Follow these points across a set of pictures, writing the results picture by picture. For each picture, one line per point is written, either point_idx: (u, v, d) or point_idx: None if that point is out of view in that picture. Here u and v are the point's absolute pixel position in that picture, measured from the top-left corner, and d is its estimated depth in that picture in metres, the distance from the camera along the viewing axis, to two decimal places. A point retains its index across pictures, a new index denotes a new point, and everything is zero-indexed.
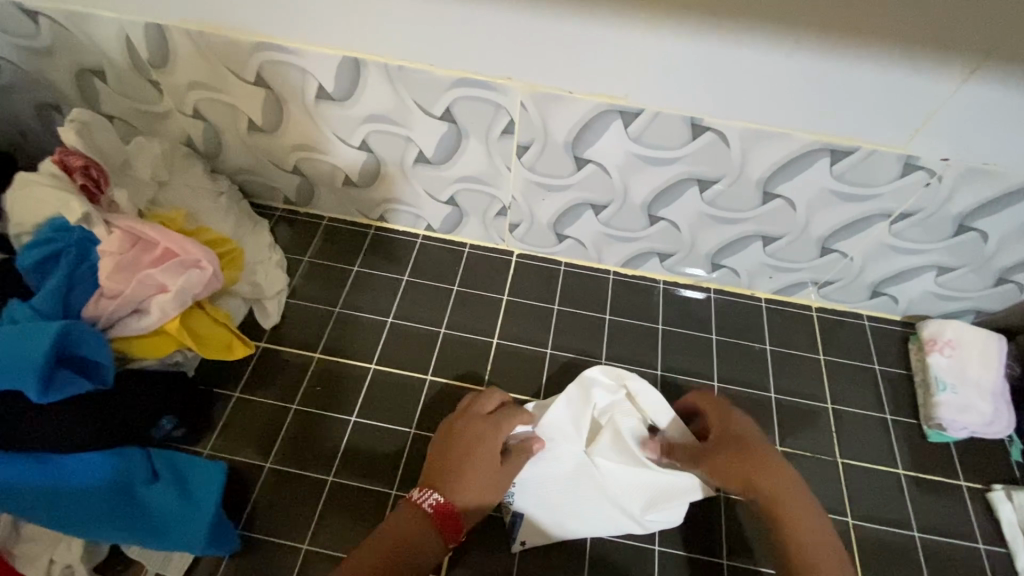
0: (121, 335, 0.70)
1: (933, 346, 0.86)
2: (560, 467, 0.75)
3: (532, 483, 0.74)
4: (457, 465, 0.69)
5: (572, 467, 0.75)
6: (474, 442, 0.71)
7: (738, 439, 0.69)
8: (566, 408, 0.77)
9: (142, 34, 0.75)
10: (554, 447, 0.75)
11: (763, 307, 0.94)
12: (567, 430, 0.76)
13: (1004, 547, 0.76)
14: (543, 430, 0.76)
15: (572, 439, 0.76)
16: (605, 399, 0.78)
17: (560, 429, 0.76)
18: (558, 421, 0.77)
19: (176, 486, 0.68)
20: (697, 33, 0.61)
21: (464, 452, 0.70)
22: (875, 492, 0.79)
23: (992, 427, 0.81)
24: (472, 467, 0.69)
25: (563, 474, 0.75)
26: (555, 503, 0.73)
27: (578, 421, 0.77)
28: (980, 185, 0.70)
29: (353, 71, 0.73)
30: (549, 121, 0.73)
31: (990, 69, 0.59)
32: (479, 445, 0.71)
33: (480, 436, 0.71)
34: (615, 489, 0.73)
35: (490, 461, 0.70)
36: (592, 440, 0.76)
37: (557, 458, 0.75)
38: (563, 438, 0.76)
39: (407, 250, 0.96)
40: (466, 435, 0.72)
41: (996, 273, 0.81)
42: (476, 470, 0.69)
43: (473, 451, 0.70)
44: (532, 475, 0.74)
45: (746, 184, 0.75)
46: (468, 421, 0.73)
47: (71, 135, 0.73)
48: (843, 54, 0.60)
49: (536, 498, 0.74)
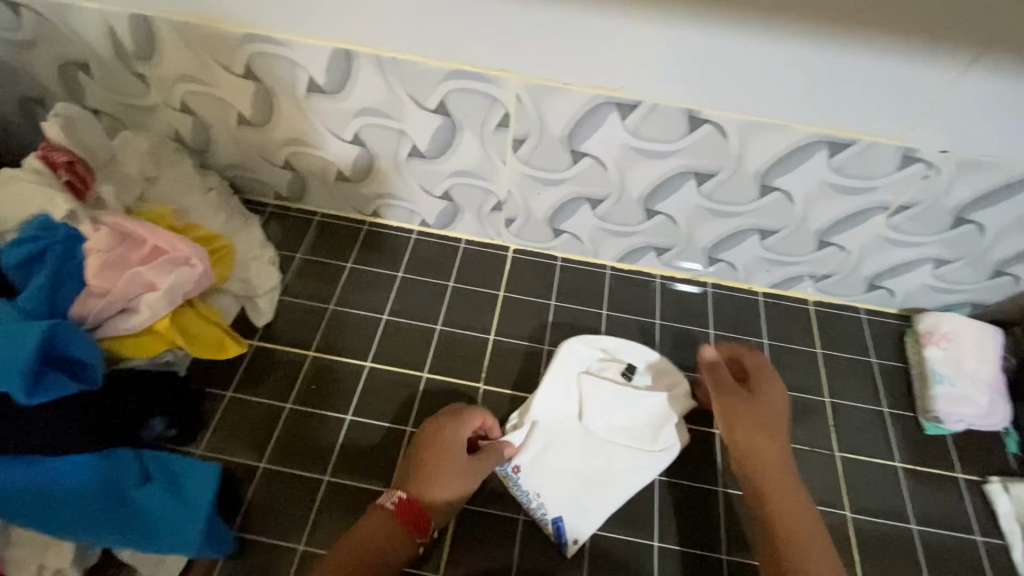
0: (109, 335, 0.68)
1: (929, 338, 0.86)
2: (564, 448, 0.76)
3: (546, 483, 0.74)
4: (423, 468, 0.68)
5: (576, 445, 0.77)
6: (438, 442, 0.69)
7: (775, 417, 0.71)
8: (555, 392, 0.78)
9: (126, 25, 0.73)
10: (552, 433, 0.77)
11: (760, 301, 0.93)
12: (557, 408, 0.78)
13: (1001, 539, 0.76)
14: (538, 419, 0.77)
15: (564, 414, 0.78)
16: (583, 365, 0.81)
17: (554, 414, 0.78)
18: (550, 407, 0.78)
19: (169, 488, 0.67)
20: (694, 23, 0.61)
21: (429, 454, 0.69)
22: (873, 485, 0.79)
23: (988, 419, 0.81)
24: (437, 469, 0.68)
25: (571, 457, 0.76)
26: (573, 491, 0.74)
27: (565, 388, 0.79)
28: (978, 177, 0.70)
29: (344, 63, 0.71)
30: (546, 114, 0.72)
31: (990, 60, 0.58)
32: (445, 446, 0.69)
33: (445, 436, 0.70)
34: (619, 451, 0.76)
35: (455, 465, 0.68)
36: (583, 408, 0.78)
37: (559, 443, 0.77)
38: (556, 418, 0.78)
39: (402, 246, 0.95)
40: (428, 445, 0.69)
41: (992, 266, 0.81)
42: (443, 470, 0.68)
43: (438, 452, 0.69)
44: (544, 475, 0.75)
45: (744, 177, 0.75)
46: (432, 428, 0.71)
47: (54, 128, 0.72)
48: (842, 44, 0.59)
49: (554, 494, 0.74)
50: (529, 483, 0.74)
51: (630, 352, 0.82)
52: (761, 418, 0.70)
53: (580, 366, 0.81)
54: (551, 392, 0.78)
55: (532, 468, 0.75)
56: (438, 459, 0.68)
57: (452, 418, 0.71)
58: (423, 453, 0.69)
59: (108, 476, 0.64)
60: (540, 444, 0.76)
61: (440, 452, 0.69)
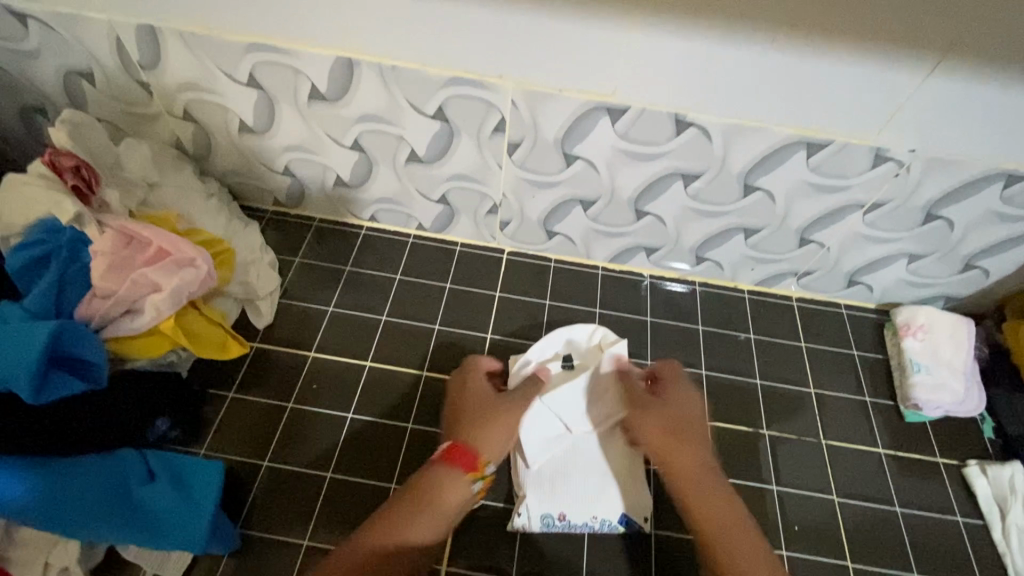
0: (113, 335, 0.69)
1: (906, 330, 0.91)
2: (574, 458, 0.77)
3: (588, 502, 0.74)
4: (469, 417, 0.71)
5: (582, 453, 0.78)
6: (468, 394, 0.75)
7: (690, 413, 0.71)
8: (535, 427, 0.78)
9: (133, 36, 0.75)
10: (555, 453, 0.77)
11: (746, 299, 0.97)
12: (541, 431, 0.78)
13: (980, 519, 0.80)
14: (533, 453, 0.76)
15: (548, 430, 0.78)
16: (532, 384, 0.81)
17: (543, 442, 0.77)
18: (537, 440, 0.77)
19: (173, 486, 0.67)
20: (680, 32, 0.65)
21: (460, 400, 0.75)
22: (858, 471, 0.83)
23: (964, 404, 0.86)
24: (478, 415, 0.71)
25: (587, 460, 0.77)
26: (615, 490, 0.75)
27: (532, 405, 0.78)
28: (945, 175, 0.75)
29: (346, 71, 0.74)
30: (540, 119, 0.75)
31: (951, 65, 0.63)
32: (474, 385, 0.76)
33: (471, 386, 0.76)
34: (612, 430, 0.79)
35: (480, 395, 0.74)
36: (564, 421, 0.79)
37: (564, 457, 0.77)
38: (546, 437, 0.77)
39: (398, 251, 0.97)
40: (456, 397, 0.75)
41: (962, 260, 0.86)
42: (487, 412, 0.71)
43: (474, 399, 0.74)
44: (582, 496, 0.75)
45: (729, 177, 0.78)
46: (458, 383, 0.77)
47: (61, 134, 0.74)
48: (816, 51, 0.64)
49: (601, 503, 0.74)
50: (580, 511, 0.74)
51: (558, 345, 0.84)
52: (665, 427, 0.69)
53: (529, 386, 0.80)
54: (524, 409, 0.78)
55: (567, 495, 0.74)
56: (478, 405, 0.72)
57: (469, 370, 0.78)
58: (457, 401, 0.75)
59: (111, 474, 0.65)
60: (556, 470, 0.76)
61: (466, 393, 0.75)
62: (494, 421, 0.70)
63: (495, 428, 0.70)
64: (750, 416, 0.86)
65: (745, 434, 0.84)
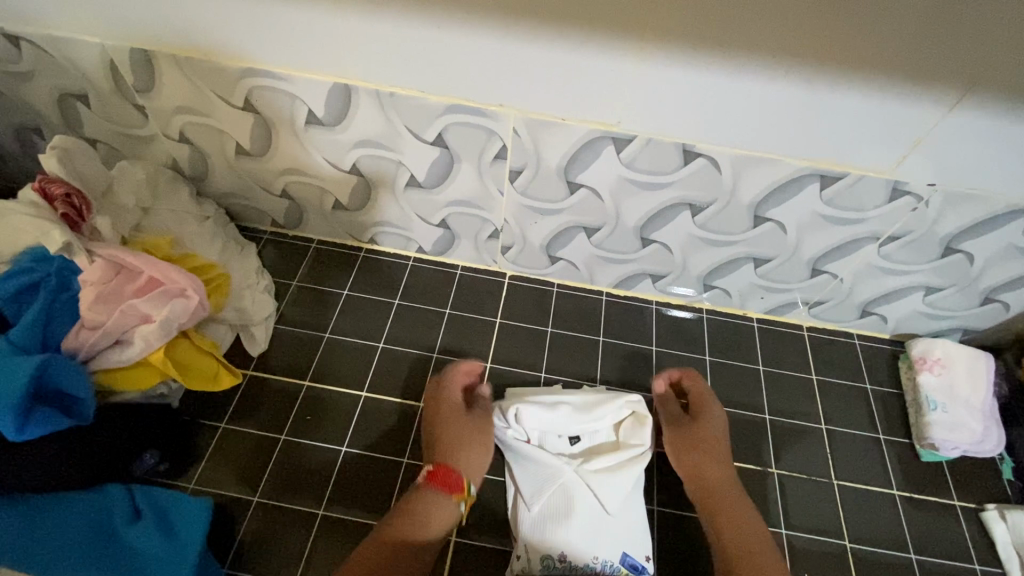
0: (101, 367, 0.67)
1: (922, 364, 0.87)
2: (578, 492, 0.71)
3: (590, 540, 0.69)
4: (440, 427, 0.75)
5: (581, 494, 0.71)
6: (430, 397, 0.79)
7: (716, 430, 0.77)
8: (531, 473, 0.74)
9: (126, 59, 0.73)
10: (549, 489, 0.72)
11: (755, 327, 0.94)
12: (536, 473, 0.73)
13: (1000, 567, 0.76)
14: (528, 490, 0.72)
15: (541, 466, 0.73)
16: (531, 436, 0.75)
17: (538, 480, 0.73)
18: (531, 480, 0.73)
19: (159, 527, 0.65)
20: (688, 63, 0.62)
21: (439, 425, 0.75)
22: (871, 514, 0.79)
23: (983, 444, 0.82)
24: (434, 424, 0.76)
25: (586, 495, 0.71)
26: (614, 533, 0.70)
27: (526, 451, 0.74)
28: (965, 209, 0.71)
29: (344, 97, 0.72)
30: (543, 148, 0.73)
31: (975, 99, 0.60)
32: (453, 413, 0.76)
33: (446, 412, 0.76)
34: (613, 486, 0.71)
35: (452, 413, 0.76)
36: (563, 483, 0.72)
37: (562, 495, 0.71)
38: (542, 473, 0.73)
39: (397, 274, 0.95)
40: (439, 424, 0.75)
41: (982, 293, 0.83)
42: (455, 434, 0.74)
43: (436, 402, 0.78)
44: (584, 535, 0.70)
45: (739, 207, 0.76)
46: (444, 417, 0.76)
47: (51, 161, 0.71)
48: (831, 84, 0.61)
49: (602, 542, 0.70)
50: (581, 549, 0.69)
51: (565, 427, 0.76)
52: (704, 440, 0.76)
53: (527, 436, 0.75)
54: (508, 435, 0.75)
55: (565, 536, 0.69)
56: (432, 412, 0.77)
57: (447, 400, 0.77)
58: (440, 422, 0.75)
59: (98, 512, 0.63)
60: (553, 510, 0.70)
61: (446, 419, 0.75)
62: (465, 446, 0.73)
63: (467, 446, 0.73)
64: (758, 453, 0.83)
65: (753, 472, 0.81)
